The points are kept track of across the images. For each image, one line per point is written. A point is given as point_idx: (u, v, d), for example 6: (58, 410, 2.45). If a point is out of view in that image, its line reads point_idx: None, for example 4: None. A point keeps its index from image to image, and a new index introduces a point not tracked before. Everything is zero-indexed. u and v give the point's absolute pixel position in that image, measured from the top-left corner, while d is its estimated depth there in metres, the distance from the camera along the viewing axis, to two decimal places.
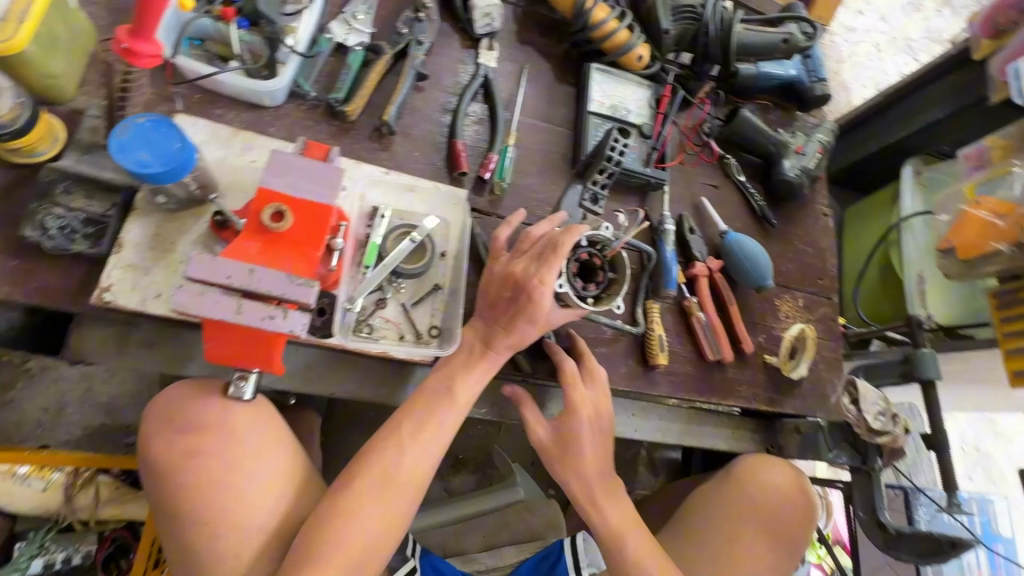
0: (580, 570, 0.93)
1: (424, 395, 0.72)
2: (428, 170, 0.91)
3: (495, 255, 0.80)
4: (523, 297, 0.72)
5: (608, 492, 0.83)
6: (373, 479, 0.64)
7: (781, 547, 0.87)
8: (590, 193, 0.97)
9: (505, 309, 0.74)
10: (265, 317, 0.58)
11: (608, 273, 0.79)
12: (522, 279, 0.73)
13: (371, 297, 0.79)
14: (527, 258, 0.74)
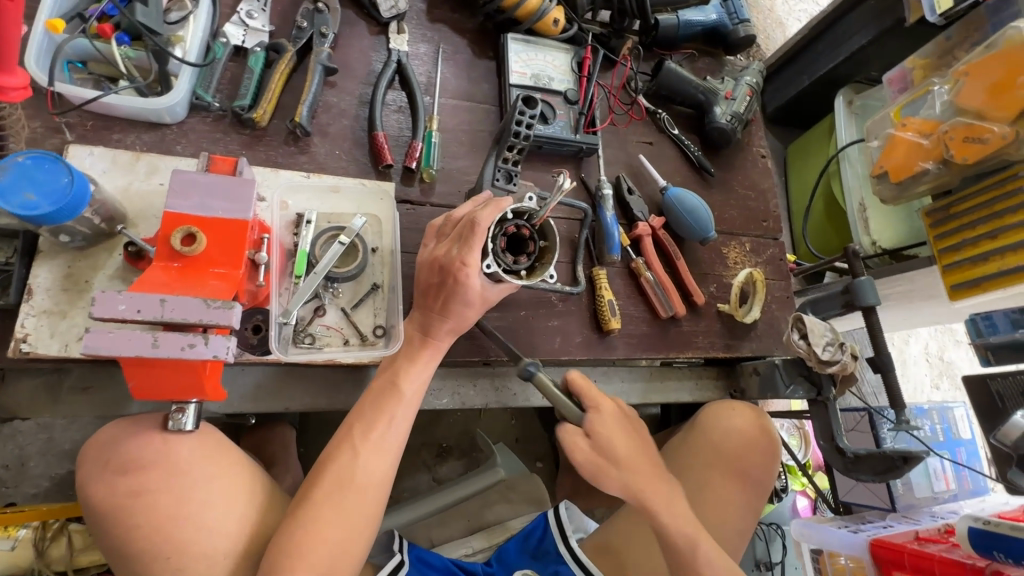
0: (567, 537, 0.95)
1: (374, 397, 0.71)
2: (352, 167, 0.89)
3: (424, 241, 0.80)
4: (450, 281, 0.72)
5: (678, 512, 0.75)
6: (334, 487, 0.64)
7: (749, 484, 0.90)
8: (502, 171, 0.88)
9: (436, 300, 0.74)
10: (185, 346, 0.56)
11: (539, 241, 0.76)
12: (446, 263, 0.73)
13: (308, 306, 0.78)
14: (449, 242, 0.74)
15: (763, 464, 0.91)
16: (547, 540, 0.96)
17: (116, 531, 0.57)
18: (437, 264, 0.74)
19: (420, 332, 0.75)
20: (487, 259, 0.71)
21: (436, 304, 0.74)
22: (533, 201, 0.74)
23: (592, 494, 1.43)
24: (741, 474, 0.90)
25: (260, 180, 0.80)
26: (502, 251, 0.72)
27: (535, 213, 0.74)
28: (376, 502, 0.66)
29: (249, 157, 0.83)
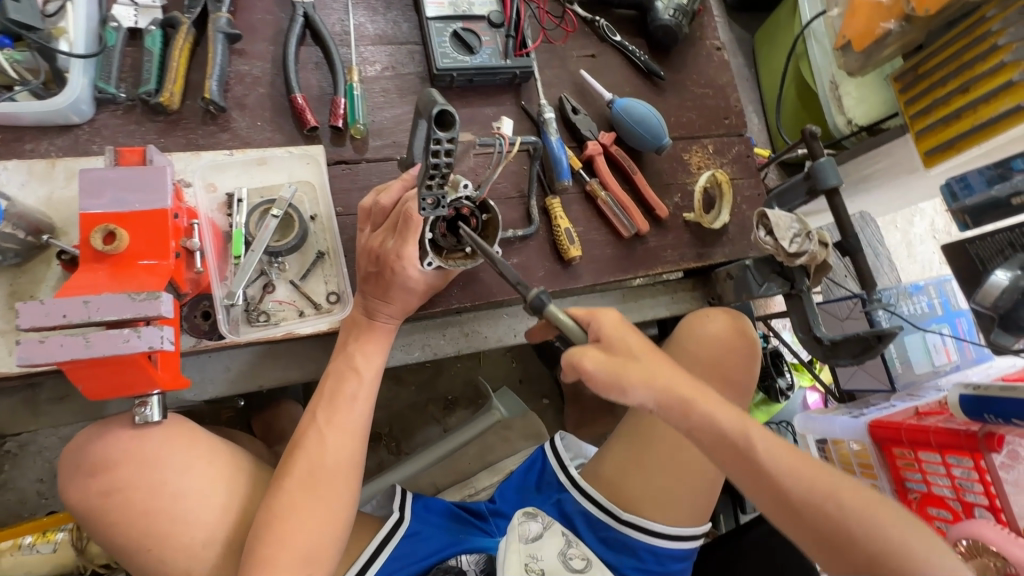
0: (564, 465, 0.97)
1: (335, 381, 0.75)
2: (277, 136, 0.86)
3: (361, 223, 0.79)
4: (387, 272, 0.73)
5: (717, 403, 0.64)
6: (305, 472, 0.68)
7: (728, 392, 0.90)
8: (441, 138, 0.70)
9: (374, 283, 0.76)
10: (117, 343, 0.56)
11: (481, 215, 0.74)
12: (382, 254, 0.73)
13: (256, 285, 0.77)
14: (384, 232, 0.74)
15: (743, 370, 0.91)
16: (547, 470, 0.98)
17: (97, 528, 0.63)
18: (371, 260, 0.75)
19: (365, 316, 0.77)
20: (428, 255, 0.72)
21: (375, 291, 0.76)
22: (469, 188, 0.67)
23: (597, 421, 1.46)
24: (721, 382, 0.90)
25: (183, 166, 0.78)
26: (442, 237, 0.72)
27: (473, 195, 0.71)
28: (349, 478, 0.70)
29: (168, 145, 0.81)
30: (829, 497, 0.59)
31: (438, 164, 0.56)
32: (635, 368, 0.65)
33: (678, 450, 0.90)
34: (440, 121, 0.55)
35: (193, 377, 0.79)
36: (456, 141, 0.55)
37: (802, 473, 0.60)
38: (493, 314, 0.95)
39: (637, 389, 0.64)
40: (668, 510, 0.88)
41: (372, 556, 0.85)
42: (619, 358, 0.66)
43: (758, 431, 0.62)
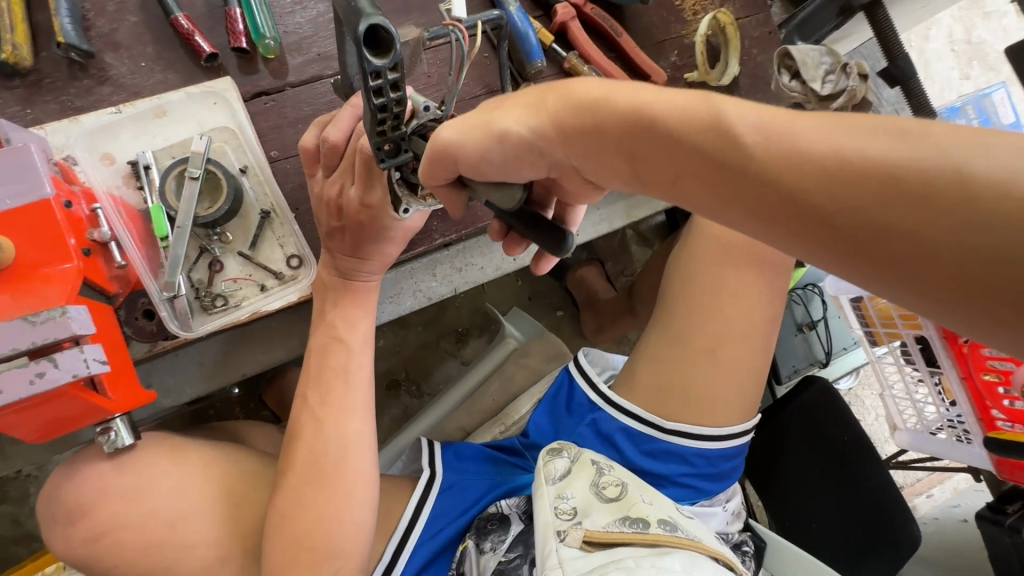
0: (594, 382, 0.91)
1: (321, 354, 0.64)
2: (170, 77, 0.68)
3: (310, 169, 0.63)
4: (357, 223, 0.61)
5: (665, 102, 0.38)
6: (311, 462, 0.61)
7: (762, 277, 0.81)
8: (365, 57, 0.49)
9: (340, 238, 0.63)
10: (31, 381, 0.45)
11: None
12: (345, 203, 0.60)
13: (200, 265, 0.65)
14: (340, 176, 0.59)
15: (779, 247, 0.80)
16: (578, 391, 0.91)
17: (103, 570, 0.58)
18: (329, 212, 0.62)
19: (338, 275, 0.65)
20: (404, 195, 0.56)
21: (343, 246, 0.63)
22: (433, 109, 0.50)
23: (618, 324, 1.39)
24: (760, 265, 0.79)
25: (60, 138, 0.62)
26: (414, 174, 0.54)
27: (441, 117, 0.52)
28: (362, 459, 0.63)
29: (38, 115, 0.64)
30: (939, 187, 0.28)
31: (386, 103, 0.41)
32: (510, 105, 0.44)
33: (719, 347, 0.81)
34: (375, 40, 0.38)
35: (167, 381, 0.69)
36: (401, 66, 0.39)
37: (851, 153, 0.30)
38: (484, 241, 0.82)
39: (517, 134, 0.43)
40: (719, 409, 0.83)
41: (412, 519, 0.81)
42: (482, 110, 0.45)
43: (747, 115, 0.34)
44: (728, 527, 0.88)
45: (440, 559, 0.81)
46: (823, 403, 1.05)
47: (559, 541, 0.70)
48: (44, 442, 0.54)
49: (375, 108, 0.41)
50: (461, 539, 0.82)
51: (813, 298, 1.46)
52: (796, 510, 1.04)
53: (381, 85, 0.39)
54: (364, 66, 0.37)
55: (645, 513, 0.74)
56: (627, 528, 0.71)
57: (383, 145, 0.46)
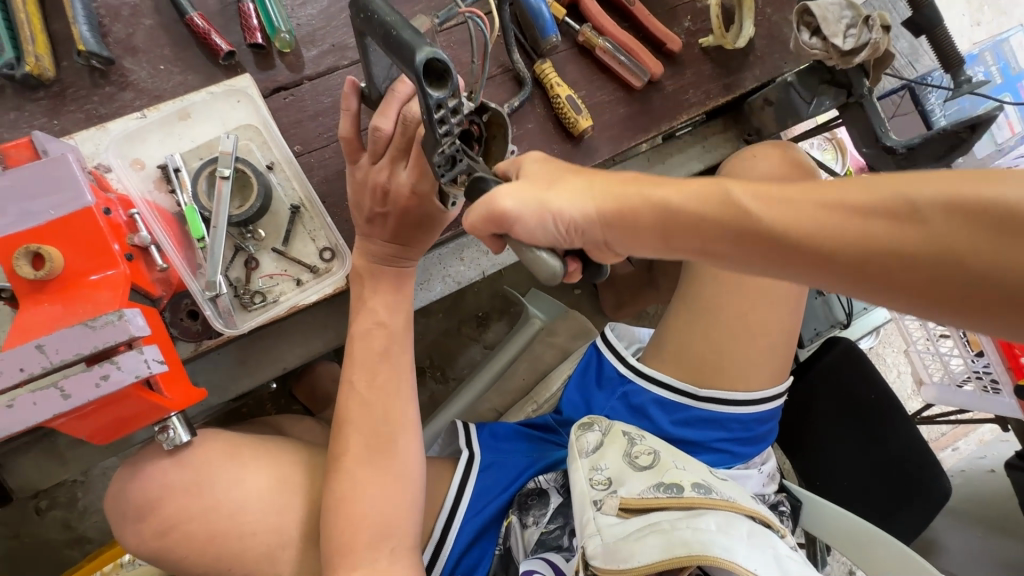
0: (623, 355, 0.92)
1: (363, 341, 0.65)
2: (190, 78, 0.68)
3: (352, 156, 0.61)
4: (402, 208, 0.62)
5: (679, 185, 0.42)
6: (360, 446, 0.62)
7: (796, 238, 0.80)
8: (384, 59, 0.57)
9: (381, 225, 0.64)
10: (98, 383, 0.46)
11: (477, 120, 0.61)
12: (392, 189, 0.60)
13: (237, 264, 0.66)
14: (390, 163, 0.59)
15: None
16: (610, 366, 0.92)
17: (172, 560, 0.60)
18: (364, 200, 0.63)
19: (375, 261, 0.66)
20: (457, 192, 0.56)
21: (377, 231, 0.64)
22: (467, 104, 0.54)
23: (638, 297, 1.40)
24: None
25: (91, 146, 0.62)
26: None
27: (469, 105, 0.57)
28: (409, 441, 0.64)
29: (65, 126, 0.65)
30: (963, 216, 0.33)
31: (448, 128, 0.46)
32: (561, 185, 0.47)
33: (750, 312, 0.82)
34: (431, 76, 0.44)
35: (212, 379, 0.71)
36: (457, 91, 0.45)
37: (867, 208, 0.36)
38: None
39: (568, 210, 0.45)
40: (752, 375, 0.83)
41: (456, 498, 0.83)
42: (537, 184, 0.47)
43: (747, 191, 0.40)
44: (764, 488, 0.90)
45: (486, 535, 0.83)
46: (845, 361, 1.06)
47: (596, 510, 0.74)
48: (104, 444, 0.55)
49: (440, 134, 0.46)
50: (504, 514, 0.84)
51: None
52: (832, 471, 1.04)
53: (443, 113, 0.45)
54: (427, 97, 0.44)
55: (679, 478, 0.77)
56: (662, 494, 0.74)
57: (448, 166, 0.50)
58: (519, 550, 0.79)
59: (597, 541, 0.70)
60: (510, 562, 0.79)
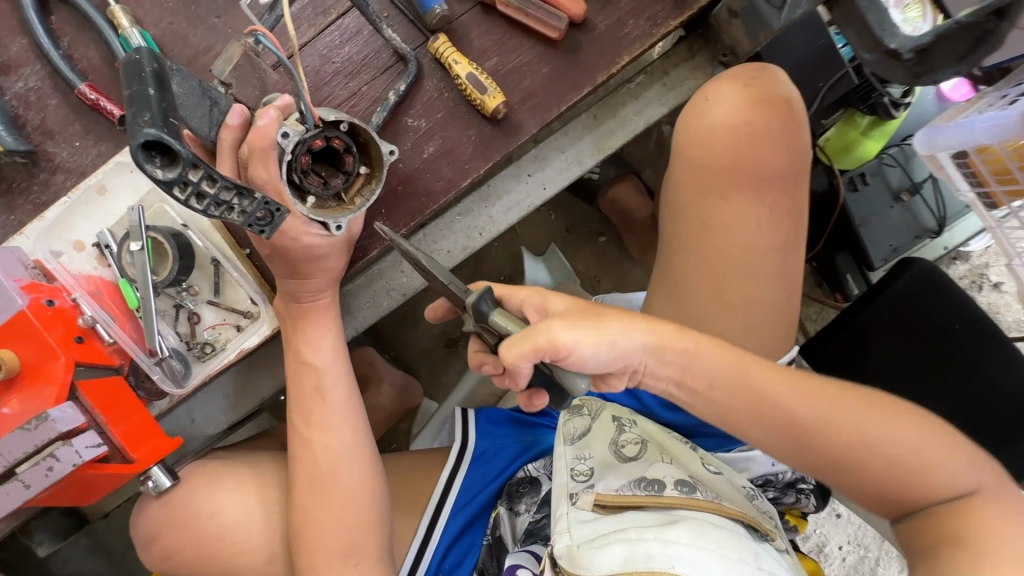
0: None
1: (299, 381, 0.67)
2: (103, 147, 0.70)
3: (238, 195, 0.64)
4: (296, 246, 0.62)
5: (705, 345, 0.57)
6: (308, 481, 0.66)
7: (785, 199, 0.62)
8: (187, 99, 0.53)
9: (287, 270, 0.64)
10: (48, 471, 0.54)
11: (340, 129, 0.57)
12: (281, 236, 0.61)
13: (181, 319, 0.70)
14: None
15: (778, 152, 0.61)
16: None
17: None
18: (269, 241, 0.62)
19: (291, 301, 0.66)
20: (304, 209, 0.57)
21: (280, 269, 0.64)
22: (291, 134, 0.55)
23: None
24: (757, 187, 0.61)
25: (37, 237, 0.68)
26: (327, 185, 0.59)
27: (310, 125, 0.56)
28: (355, 466, 0.67)
29: (21, 219, 0.70)
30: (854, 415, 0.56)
31: (213, 198, 0.44)
32: (610, 318, 0.56)
33: (723, 289, 0.64)
34: (161, 152, 0.42)
35: (205, 414, 0.80)
36: (194, 162, 0.42)
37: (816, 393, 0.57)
38: (444, 222, 0.75)
39: (624, 338, 0.55)
40: (758, 339, 0.65)
41: (443, 494, 0.85)
42: (588, 317, 0.55)
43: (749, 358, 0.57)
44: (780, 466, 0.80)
45: (476, 524, 0.85)
46: (927, 286, 0.84)
47: (569, 506, 0.69)
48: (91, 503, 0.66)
49: (202, 208, 0.45)
50: (494, 503, 0.85)
51: (887, 167, 1.18)
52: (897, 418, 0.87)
53: (193, 190, 0.43)
54: (159, 180, 0.41)
55: (662, 474, 0.71)
56: (641, 491, 0.69)
57: (262, 216, 0.49)
58: (508, 537, 0.80)
59: (565, 540, 0.65)
60: (498, 550, 0.80)
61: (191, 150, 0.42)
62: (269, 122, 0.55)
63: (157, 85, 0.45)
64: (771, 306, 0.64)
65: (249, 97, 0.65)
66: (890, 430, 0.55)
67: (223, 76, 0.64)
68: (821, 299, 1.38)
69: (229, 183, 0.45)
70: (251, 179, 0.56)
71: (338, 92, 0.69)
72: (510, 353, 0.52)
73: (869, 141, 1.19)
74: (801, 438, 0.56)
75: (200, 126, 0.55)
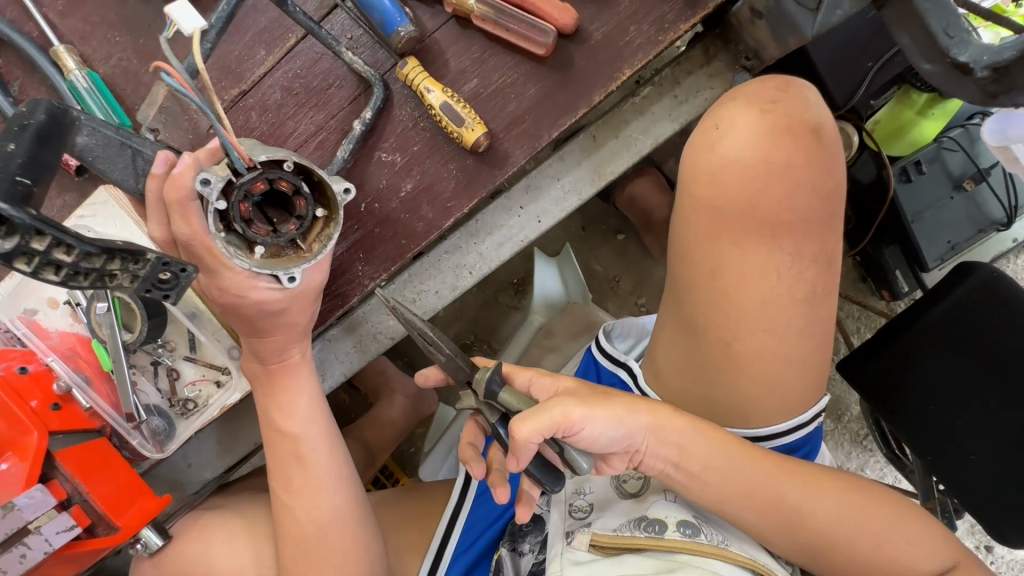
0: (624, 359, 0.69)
1: (281, 443, 0.64)
2: (66, 196, 0.66)
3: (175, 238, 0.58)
4: (260, 307, 0.56)
5: (703, 432, 0.57)
6: (294, 545, 0.62)
7: (810, 239, 0.56)
8: (106, 147, 0.47)
9: (257, 329, 0.59)
10: (20, 558, 0.55)
11: (284, 167, 0.47)
12: (242, 300, 0.55)
13: (159, 377, 0.67)
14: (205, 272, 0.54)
15: (801, 195, 0.55)
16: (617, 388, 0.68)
17: None
18: (226, 303, 0.56)
19: (267, 359, 0.62)
20: (248, 263, 0.49)
21: (249, 329, 0.59)
22: (219, 180, 0.45)
23: None
24: (778, 235, 0.55)
25: (11, 296, 0.66)
26: (278, 233, 0.48)
27: (244, 168, 0.46)
28: (343, 527, 0.63)
29: None
30: (845, 503, 0.57)
31: (73, 267, 0.36)
32: (616, 397, 0.56)
33: (737, 339, 0.57)
34: None
35: (200, 459, 0.78)
36: (37, 226, 0.33)
37: (808, 477, 0.58)
38: (429, 262, 0.68)
39: (626, 423, 0.55)
40: (778, 395, 0.58)
41: (442, 541, 0.77)
42: (594, 397, 0.55)
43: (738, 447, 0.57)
44: None
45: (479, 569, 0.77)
46: (991, 295, 0.68)
47: (564, 544, 0.61)
48: (85, 569, 0.64)
49: (62, 281, 0.36)
50: (496, 546, 0.76)
51: (947, 152, 0.99)
52: (948, 447, 0.70)
53: (42, 261, 0.34)
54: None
55: (664, 513, 0.60)
56: (640, 532, 0.59)
57: (163, 279, 0.41)
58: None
59: None
60: None
61: (30, 213, 0.33)
62: (185, 169, 0.48)
63: (35, 140, 0.38)
64: (795, 358, 0.57)
65: (179, 142, 0.62)
66: (863, 518, 0.56)
67: (150, 121, 0.61)
68: (862, 299, 1.17)
69: (94, 248, 0.36)
70: (178, 233, 0.51)
71: (303, 126, 0.62)
72: (524, 427, 0.50)
73: (928, 120, 0.99)
74: (790, 529, 0.56)
75: (121, 176, 0.50)
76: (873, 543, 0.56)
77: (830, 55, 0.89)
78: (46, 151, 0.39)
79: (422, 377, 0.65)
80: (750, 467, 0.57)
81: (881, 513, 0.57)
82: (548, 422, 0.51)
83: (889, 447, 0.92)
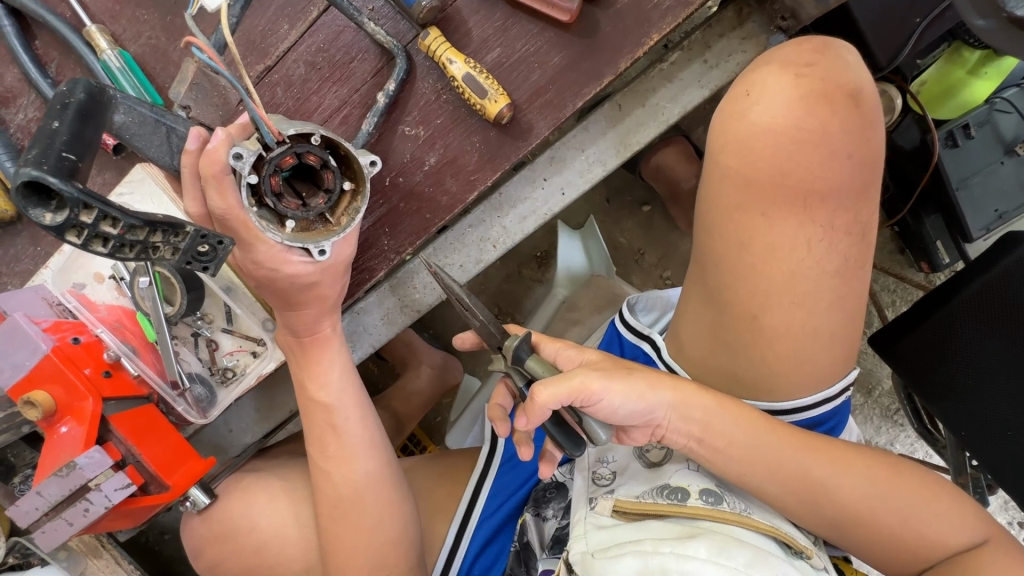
0: (648, 331, 0.68)
1: (316, 413, 0.67)
2: (105, 174, 0.69)
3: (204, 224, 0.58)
4: (294, 282, 0.58)
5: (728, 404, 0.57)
6: (330, 504, 0.66)
7: (844, 208, 0.54)
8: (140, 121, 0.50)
9: (290, 302, 0.61)
10: (84, 510, 0.61)
11: (312, 142, 0.48)
12: (276, 275, 0.57)
13: (199, 347, 0.71)
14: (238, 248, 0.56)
15: (836, 165, 0.53)
16: (640, 361, 0.68)
17: None
18: (259, 275, 0.58)
19: (299, 332, 0.65)
20: (280, 236, 0.50)
21: (283, 302, 0.61)
22: (250, 155, 0.47)
23: None
24: (810, 207, 0.54)
25: (61, 271, 0.69)
26: (307, 207, 0.50)
27: (270, 143, 0.47)
28: (377, 492, 0.66)
29: (46, 250, 0.72)
30: (871, 476, 0.57)
31: (120, 240, 0.38)
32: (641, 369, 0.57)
33: (765, 314, 0.56)
34: (51, 194, 0.36)
35: (240, 425, 0.82)
36: (86, 201, 0.35)
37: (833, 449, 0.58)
38: (454, 235, 0.69)
39: (653, 395, 0.55)
40: (806, 371, 0.58)
41: (470, 502, 0.80)
42: (620, 371, 0.55)
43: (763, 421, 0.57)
44: None
45: (504, 534, 0.80)
46: None
47: (587, 510, 0.61)
48: (142, 524, 0.69)
49: (111, 254, 0.38)
50: (521, 511, 0.79)
51: (1000, 113, 0.92)
52: (985, 425, 0.68)
53: (91, 233, 0.37)
54: (46, 226, 0.35)
55: (687, 482, 0.61)
56: (663, 499, 0.59)
57: (202, 251, 0.43)
58: (536, 543, 0.74)
59: (581, 546, 0.57)
60: (527, 557, 0.75)
61: (76, 187, 0.35)
62: (219, 143, 0.49)
63: (74, 118, 0.40)
64: (824, 332, 0.56)
65: (212, 119, 0.62)
66: (891, 491, 0.56)
67: (182, 99, 0.62)
68: (899, 271, 1.13)
69: (138, 221, 0.38)
70: (213, 208, 0.52)
71: (328, 101, 0.62)
72: (545, 393, 0.51)
73: (979, 80, 0.92)
74: (816, 500, 0.57)
75: (160, 154, 0.52)
76: (899, 512, 0.56)
77: (873, 12, 0.84)
78: (87, 127, 0.40)
79: (458, 340, 0.66)
80: (773, 442, 0.57)
81: (908, 486, 0.57)
82: (572, 388, 0.52)
83: (921, 423, 0.90)
